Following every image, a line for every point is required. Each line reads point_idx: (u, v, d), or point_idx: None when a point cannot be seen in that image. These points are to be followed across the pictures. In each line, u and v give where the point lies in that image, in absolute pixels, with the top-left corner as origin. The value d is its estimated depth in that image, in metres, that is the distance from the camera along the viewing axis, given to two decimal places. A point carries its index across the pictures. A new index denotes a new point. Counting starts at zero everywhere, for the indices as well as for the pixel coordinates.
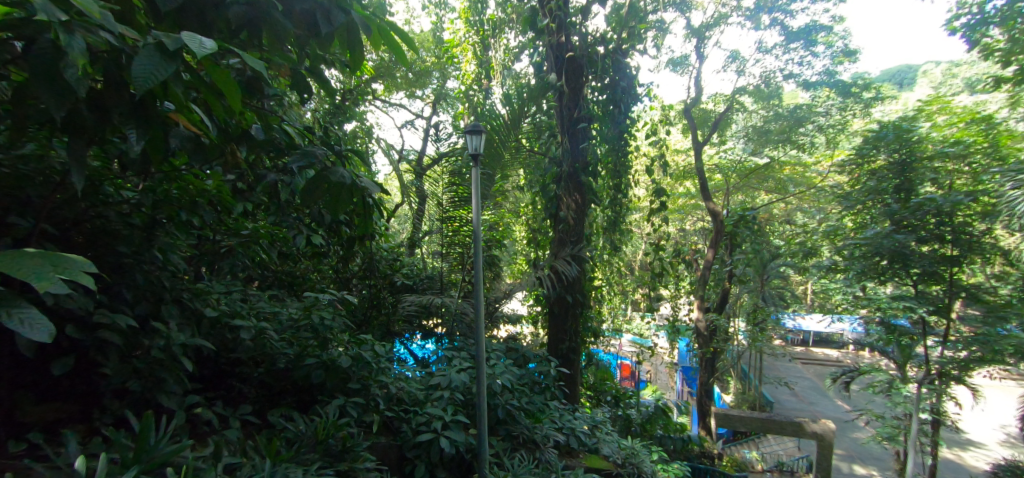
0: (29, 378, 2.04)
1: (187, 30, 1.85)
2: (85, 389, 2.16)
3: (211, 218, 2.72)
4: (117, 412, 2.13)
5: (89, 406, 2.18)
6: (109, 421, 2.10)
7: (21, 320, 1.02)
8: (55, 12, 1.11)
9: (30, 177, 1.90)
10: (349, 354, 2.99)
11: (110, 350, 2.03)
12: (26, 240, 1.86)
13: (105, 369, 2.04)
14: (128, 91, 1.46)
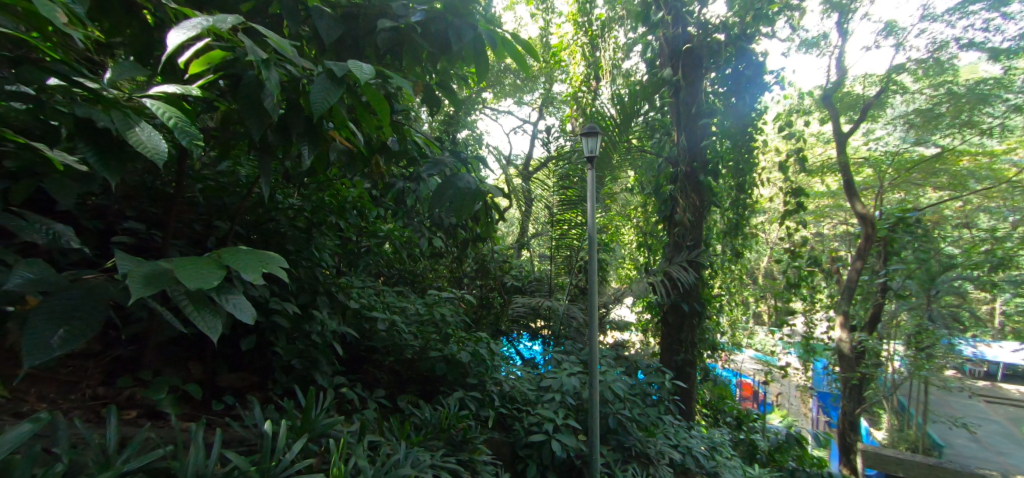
0: (222, 352, 2.48)
1: (345, 58, 2.14)
2: (261, 364, 2.57)
3: (353, 220, 3.08)
4: (283, 386, 2.49)
5: (264, 378, 2.58)
6: (279, 393, 2.48)
7: (231, 304, 1.13)
8: (257, 52, 1.35)
9: (227, 187, 2.33)
10: (467, 350, 3.16)
11: (281, 331, 2.41)
12: (224, 238, 2.29)
13: (277, 348, 2.41)
14: (302, 114, 1.72)
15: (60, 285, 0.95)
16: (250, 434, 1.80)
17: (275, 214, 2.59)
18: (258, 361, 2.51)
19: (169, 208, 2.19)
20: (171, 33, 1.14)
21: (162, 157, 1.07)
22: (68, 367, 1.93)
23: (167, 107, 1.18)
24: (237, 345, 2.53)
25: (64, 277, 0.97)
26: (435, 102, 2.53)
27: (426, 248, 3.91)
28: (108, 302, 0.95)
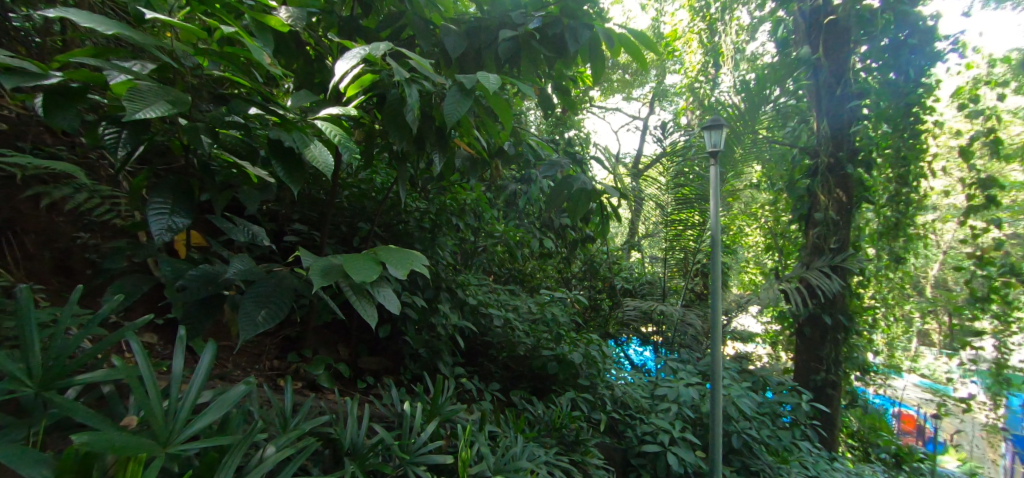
0: (363, 338, 2.80)
1: (468, 71, 2.26)
2: (393, 350, 2.85)
3: (472, 221, 3.26)
4: (412, 373, 2.73)
5: (395, 363, 2.86)
6: (408, 378, 2.73)
7: (378, 299, 1.27)
8: (401, 73, 1.52)
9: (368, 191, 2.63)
10: (579, 352, 3.16)
11: (410, 322, 2.65)
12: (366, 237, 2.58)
13: (407, 337, 2.66)
14: (434, 124, 1.89)
15: (259, 275, 1.22)
16: (388, 413, 2.02)
17: (406, 216, 2.85)
18: (392, 348, 2.79)
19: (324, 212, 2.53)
20: (336, 68, 1.38)
21: (330, 169, 1.28)
22: (253, 343, 2.34)
23: (335, 127, 1.40)
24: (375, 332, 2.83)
25: (260, 268, 1.23)
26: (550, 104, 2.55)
27: (537, 248, 3.98)
28: (291, 291, 1.19)
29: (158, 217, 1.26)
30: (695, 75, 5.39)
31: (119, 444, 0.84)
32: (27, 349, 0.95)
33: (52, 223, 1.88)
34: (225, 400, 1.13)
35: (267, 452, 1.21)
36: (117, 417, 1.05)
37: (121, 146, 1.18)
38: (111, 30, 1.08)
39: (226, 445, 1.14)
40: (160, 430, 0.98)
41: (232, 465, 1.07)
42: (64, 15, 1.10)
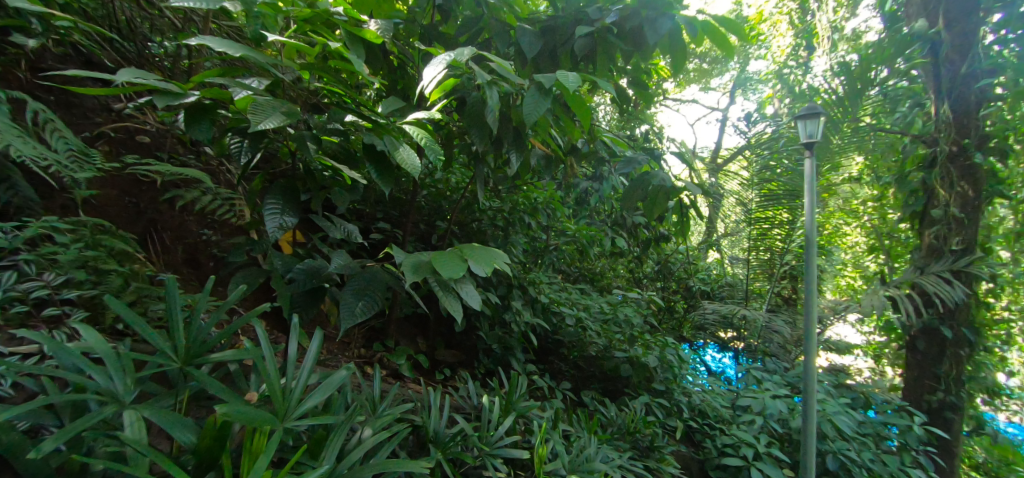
0: (440, 332, 2.91)
1: (543, 70, 2.27)
2: (469, 345, 2.94)
3: (544, 219, 3.27)
4: (486, 367, 2.79)
5: (471, 357, 2.95)
6: (482, 373, 2.80)
7: (461, 295, 1.33)
8: (483, 75, 1.57)
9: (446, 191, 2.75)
10: (654, 355, 3.06)
11: (485, 318, 2.72)
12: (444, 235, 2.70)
13: (481, 332, 2.73)
14: (512, 125, 1.93)
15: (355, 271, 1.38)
16: (465, 405, 2.09)
17: (481, 214, 2.92)
18: (467, 342, 2.88)
19: (407, 210, 2.67)
20: (425, 74, 1.46)
21: (416, 170, 1.38)
22: (343, 332, 2.52)
23: (422, 131, 1.48)
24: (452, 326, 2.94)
25: (356, 265, 1.39)
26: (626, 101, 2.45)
27: (610, 247, 3.90)
28: (382, 286, 1.36)
29: (272, 216, 1.42)
30: (784, 60, 5.02)
31: (248, 416, 0.96)
32: (172, 329, 1.10)
33: (182, 222, 2.16)
34: (330, 382, 1.24)
35: (363, 434, 1.30)
36: (241, 392, 1.19)
37: (244, 153, 1.35)
38: (238, 52, 1.24)
39: (328, 424, 1.25)
40: (279, 406, 1.10)
41: (335, 442, 1.17)
42: (202, 42, 1.27)
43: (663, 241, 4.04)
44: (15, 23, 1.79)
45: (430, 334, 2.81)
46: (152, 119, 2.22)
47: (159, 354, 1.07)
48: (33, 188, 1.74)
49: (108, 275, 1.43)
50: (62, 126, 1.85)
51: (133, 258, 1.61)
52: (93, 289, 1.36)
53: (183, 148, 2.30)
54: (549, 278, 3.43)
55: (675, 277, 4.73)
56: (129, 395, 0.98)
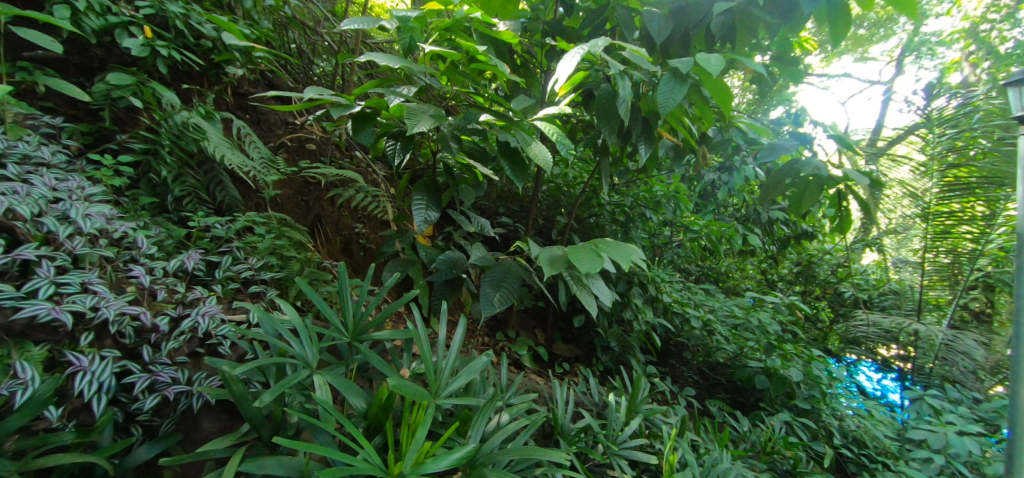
0: (558, 326, 2.93)
1: (673, 56, 2.08)
2: (587, 341, 2.92)
3: (668, 214, 3.10)
4: (605, 365, 2.74)
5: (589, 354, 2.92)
6: (600, 370, 2.75)
7: (594, 290, 1.41)
8: (615, 65, 1.54)
9: (566, 187, 2.76)
10: (797, 369, 2.72)
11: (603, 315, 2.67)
12: (564, 230, 2.71)
13: (600, 330, 2.68)
14: (642, 116, 1.87)
15: (491, 264, 1.54)
16: (587, 402, 2.07)
17: (600, 208, 2.85)
18: (584, 338, 2.85)
19: (529, 205, 2.73)
20: (561, 64, 1.47)
21: (547, 165, 1.43)
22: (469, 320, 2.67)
23: (553, 126, 1.50)
24: (570, 321, 2.93)
25: (492, 258, 1.55)
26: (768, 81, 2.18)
27: (741, 246, 3.56)
28: (517, 277, 1.50)
29: (419, 210, 1.58)
30: (979, 18, 4.09)
31: (408, 390, 1.08)
32: (343, 308, 1.28)
33: (339, 216, 2.48)
34: (472, 367, 1.32)
35: (500, 419, 1.37)
36: (397, 368, 1.33)
37: (397, 154, 1.50)
38: (396, 64, 1.38)
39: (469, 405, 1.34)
40: (431, 383, 1.21)
41: (479, 422, 1.26)
42: (368, 57, 1.45)
43: (808, 240, 3.53)
44: (231, 59, 2.19)
45: (548, 328, 2.83)
46: (317, 129, 2.58)
47: (334, 329, 1.25)
48: (236, 189, 2.13)
49: (290, 261, 1.70)
50: (254, 137, 2.22)
51: (305, 247, 1.89)
52: (279, 272, 1.63)
53: (340, 153, 2.63)
54: (673, 276, 3.24)
55: (818, 282, 4.09)
56: (314, 360, 1.17)
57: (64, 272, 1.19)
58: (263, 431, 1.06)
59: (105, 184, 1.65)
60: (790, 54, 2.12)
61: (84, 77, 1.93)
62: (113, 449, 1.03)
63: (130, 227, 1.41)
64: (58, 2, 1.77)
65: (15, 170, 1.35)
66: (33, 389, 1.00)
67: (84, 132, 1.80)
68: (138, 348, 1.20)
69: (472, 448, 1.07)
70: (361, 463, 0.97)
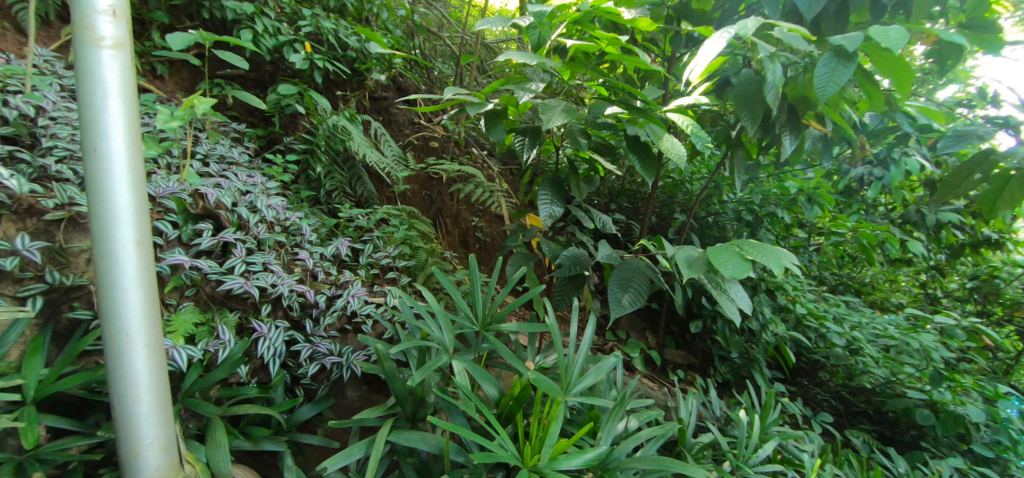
0: (672, 331, 2.77)
1: (827, 34, 1.82)
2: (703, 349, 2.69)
3: (805, 215, 2.76)
4: (725, 377, 2.53)
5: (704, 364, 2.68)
6: (719, 382, 2.54)
7: (731, 294, 1.40)
8: (766, 48, 1.41)
9: (686, 183, 2.60)
10: (978, 406, 2.24)
11: (725, 323, 2.47)
12: (683, 231, 2.55)
13: (721, 339, 2.47)
14: (788, 104, 1.69)
15: (617, 263, 1.53)
16: (709, 415, 1.92)
17: (723, 207, 2.63)
18: (700, 346, 2.66)
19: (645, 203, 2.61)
20: (701, 51, 1.39)
21: (681, 160, 1.36)
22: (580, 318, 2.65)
23: (688, 118, 1.43)
24: (685, 326, 2.75)
25: (618, 257, 1.54)
26: (958, 53, 1.79)
27: (897, 254, 3.04)
28: (646, 277, 1.47)
29: (544, 205, 1.60)
30: None
31: (543, 383, 1.11)
32: (473, 298, 1.35)
33: (458, 210, 2.61)
34: (602, 366, 1.30)
35: (627, 423, 1.34)
36: (522, 360, 1.37)
37: (525, 150, 1.54)
38: (532, 61, 1.38)
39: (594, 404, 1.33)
40: (562, 379, 1.23)
41: (609, 424, 1.24)
42: (505, 54, 1.46)
43: (992, 248, 2.88)
44: (373, 66, 2.42)
45: (659, 331, 2.66)
46: (439, 128, 2.74)
47: (466, 318, 1.33)
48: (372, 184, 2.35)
49: (418, 251, 1.84)
50: (388, 137, 2.43)
51: (429, 238, 2.02)
52: (409, 261, 1.77)
53: (459, 150, 2.77)
54: (809, 284, 2.88)
55: (1005, 301, 2.95)
56: (451, 345, 1.25)
57: (250, 253, 1.41)
58: (407, 406, 1.16)
59: (275, 179, 1.92)
60: (988, 20, 1.73)
61: (260, 90, 2.28)
62: (286, 406, 1.21)
63: (297, 217, 1.63)
64: (244, 27, 2.09)
65: (215, 168, 1.64)
66: (230, 349, 1.21)
67: (259, 136, 2.11)
68: (302, 321, 1.39)
69: (604, 450, 1.07)
70: (498, 449, 1.02)
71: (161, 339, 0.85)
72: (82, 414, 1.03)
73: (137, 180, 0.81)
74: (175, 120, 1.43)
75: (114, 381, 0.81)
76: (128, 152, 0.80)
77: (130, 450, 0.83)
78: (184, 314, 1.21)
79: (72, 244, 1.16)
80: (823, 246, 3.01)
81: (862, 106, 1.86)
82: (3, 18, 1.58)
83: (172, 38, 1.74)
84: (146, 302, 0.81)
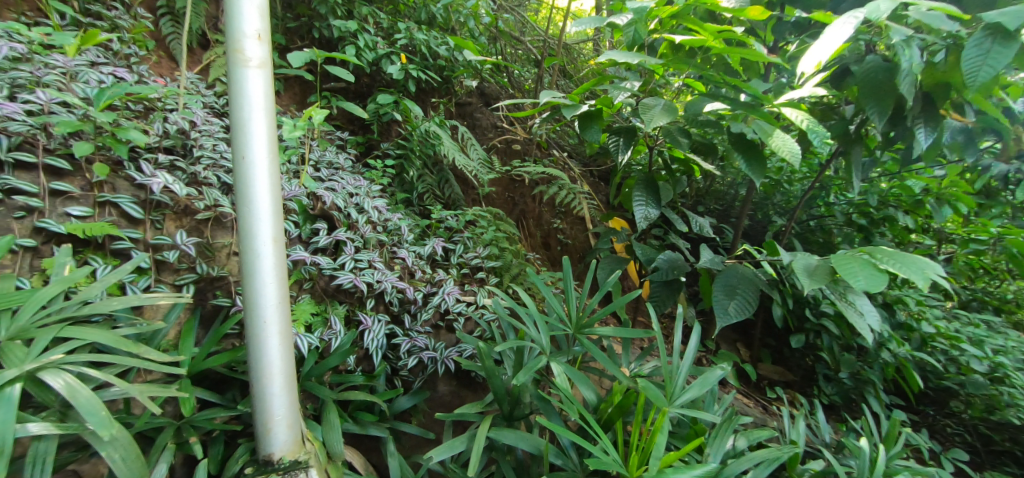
0: (769, 343, 2.54)
1: (975, 10, 1.59)
2: (804, 365, 2.42)
3: (935, 220, 2.42)
4: (833, 398, 2.28)
5: (806, 382, 2.41)
6: (827, 405, 2.30)
7: (859, 307, 1.32)
8: (903, 34, 1.27)
9: (788, 185, 2.40)
10: None
11: (835, 339, 2.23)
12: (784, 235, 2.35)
13: (827, 355, 2.24)
14: (926, 93, 1.50)
15: (720, 269, 1.49)
16: (817, 440, 1.74)
17: (832, 210, 2.39)
18: (800, 362, 2.42)
19: (739, 205, 2.45)
20: (822, 39, 1.27)
21: (797, 158, 1.25)
22: None
23: (804, 113, 1.32)
24: (783, 340, 2.50)
25: (722, 263, 1.51)
26: None
27: None
28: (755, 286, 1.41)
29: (639, 208, 1.56)
30: None
31: (650, 391, 1.10)
32: (567, 302, 1.35)
33: (540, 212, 2.62)
34: (707, 379, 1.23)
35: (735, 442, 1.26)
36: (618, 366, 1.35)
37: (620, 151, 1.52)
38: (633, 60, 1.34)
39: (697, 418, 1.28)
40: (667, 387, 1.19)
41: (717, 441, 1.20)
42: (606, 55, 1.41)
43: None
44: (462, 73, 2.51)
45: (755, 343, 2.48)
46: (522, 131, 2.78)
47: (559, 320, 1.34)
48: (459, 186, 2.44)
49: (505, 252, 1.88)
50: (474, 141, 2.50)
51: (515, 240, 2.05)
52: (495, 263, 1.81)
53: (541, 152, 2.80)
54: (938, 300, 2.52)
55: None
56: (548, 347, 1.26)
57: (357, 251, 1.51)
58: (504, 404, 1.19)
59: (374, 183, 2.05)
60: None
61: (360, 100, 2.45)
62: (389, 395, 1.28)
63: (396, 218, 1.72)
64: (348, 43, 2.25)
65: (325, 173, 1.79)
66: (341, 339, 1.31)
67: (360, 143, 2.27)
68: (401, 315, 1.48)
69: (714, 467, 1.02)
70: (604, 456, 1.02)
71: (291, 327, 0.94)
72: (222, 388, 1.17)
73: (274, 184, 0.91)
74: (297, 130, 1.59)
75: (252, 363, 0.91)
76: (268, 160, 0.90)
77: (264, 424, 0.93)
78: (304, 304, 1.34)
79: (218, 240, 1.35)
80: (958, 256, 2.62)
81: (1016, 92, 1.60)
82: (160, 47, 1.85)
83: (292, 57, 1.93)
84: (280, 293, 0.91)
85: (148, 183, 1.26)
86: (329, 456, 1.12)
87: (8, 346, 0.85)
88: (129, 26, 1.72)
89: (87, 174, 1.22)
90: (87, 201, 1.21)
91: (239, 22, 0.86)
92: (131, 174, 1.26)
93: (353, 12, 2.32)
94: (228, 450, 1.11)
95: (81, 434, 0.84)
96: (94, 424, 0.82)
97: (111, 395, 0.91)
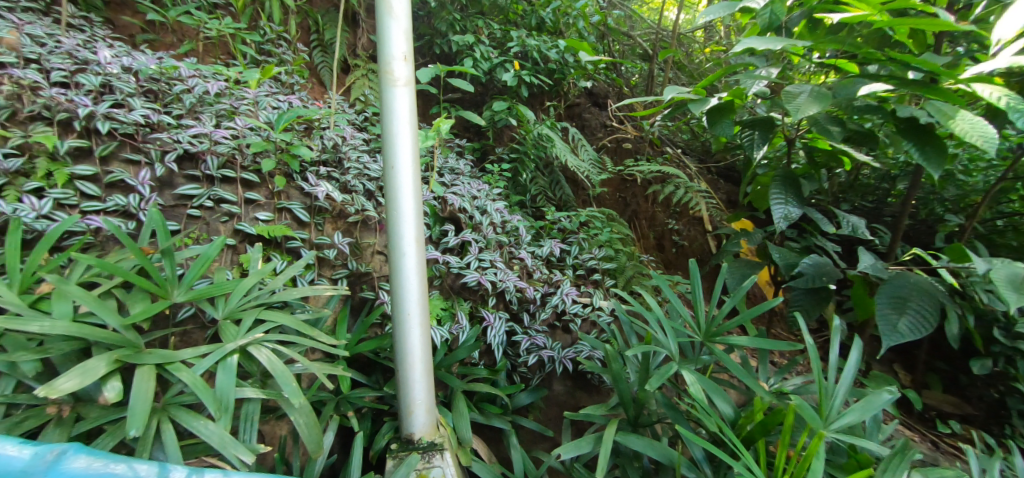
0: (938, 364, 2.17)
1: None
2: (993, 398, 1.97)
3: None
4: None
5: (992, 418, 1.97)
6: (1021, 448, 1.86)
7: None
8: None
9: (963, 176, 2.03)
10: None
11: None
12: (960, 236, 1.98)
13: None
14: None
15: (884, 277, 1.32)
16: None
17: None
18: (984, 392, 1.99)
19: (895, 201, 2.13)
20: None
21: (994, 143, 1.05)
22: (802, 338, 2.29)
23: (999, 88, 1.12)
24: (958, 362, 2.12)
25: (884, 269, 1.33)
26: None
27: None
28: (932, 295, 1.23)
29: (777, 206, 1.44)
30: None
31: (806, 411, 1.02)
32: (693, 306, 1.29)
33: (654, 212, 2.53)
34: (871, 402, 1.09)
35: None
36: (754, 379, 1.25)
37: (755, 145, 1.42)
38: (776, 46, 1.22)
39: (856, 445, 1.14)
40: (821, 406, 1.09)
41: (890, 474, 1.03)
42: (742, 44, 1.27)
43: None
44: (574, 75, 2.52)
45: (918, 365, 2.15)
46: (633, 129, 2.72)
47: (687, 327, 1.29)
48: (571, 187, 2.45)
49: (619, 253, 1.85)
50: (585, 141, 2.49)
51: (630, 241, 2.01)
52: (610, 264, 1.79)
53: (654, 150, 2.71)
54: None
55: None
56: (676, 352, 1.22)
57: (480, 251, 1.60)
58: (629, 409, 1.17)
59: (492, 187, 2.15)
60: None
61: (476, 109, 2.58)
62: (511, 389, 1.35)
63: (515, 220, 1.79)
64: (466, 56, 2.39)
65: (449, 179, 1.92)
66: (466, 334, 1.41)
67: (476, 149, 2.40)
68: (520, 314, 1.55)
69: None
70: (745, 470, 0.96)
71: (429, 320, 1.03)
72: (369, 371, 1.32)
73: (415, 189, 1.00)
74: (427, 140, 1.74)
75: (398, 351, 1.02)
76: (411, 168, 1.00)
77: (408, 406, 1.03)
78: (435, 300, 1.45)
79: (365, 240, 1.54)
80: None
81: None
82: (312, 75, 2.14)
83: (419, 73, 2.11)
84: (420, 288, 1.01)
85: (313, 192, 1.47)
86: (460, 442, 1.21)
87: (225, 325, 1.07)
88: (291, 59, 2.01)
89: (270, 185, 1.46)
90: (270, 208, 1.45)
91: (388, 46, 0.97)
92: (300, 184, 1.48)
93: (470, 26, 2.44)
94: (375, 426, 1.25)
95: (278, 400, 1.02)
96: (289, 391, 0.98)
97: (297, 370, 1.09)
